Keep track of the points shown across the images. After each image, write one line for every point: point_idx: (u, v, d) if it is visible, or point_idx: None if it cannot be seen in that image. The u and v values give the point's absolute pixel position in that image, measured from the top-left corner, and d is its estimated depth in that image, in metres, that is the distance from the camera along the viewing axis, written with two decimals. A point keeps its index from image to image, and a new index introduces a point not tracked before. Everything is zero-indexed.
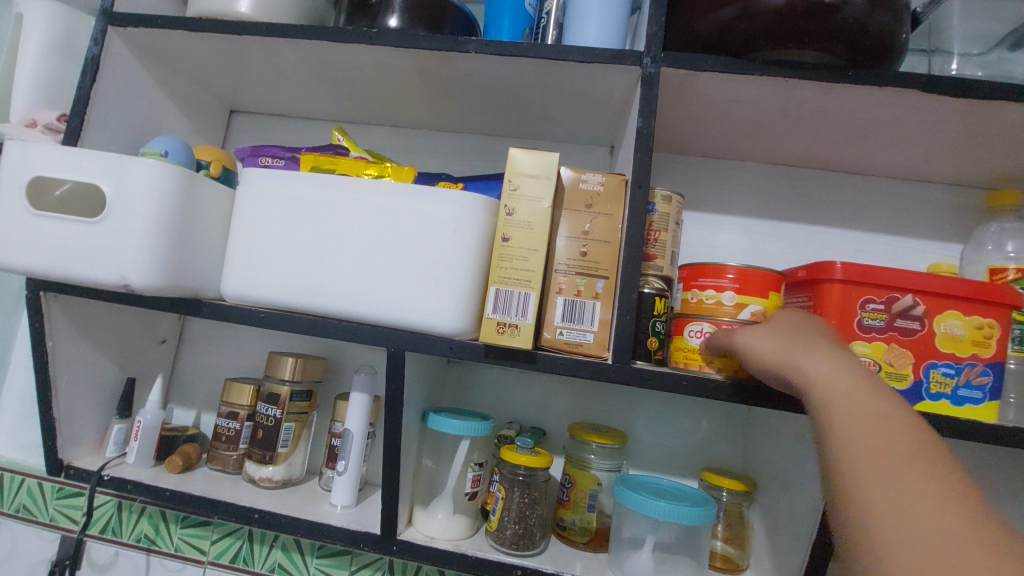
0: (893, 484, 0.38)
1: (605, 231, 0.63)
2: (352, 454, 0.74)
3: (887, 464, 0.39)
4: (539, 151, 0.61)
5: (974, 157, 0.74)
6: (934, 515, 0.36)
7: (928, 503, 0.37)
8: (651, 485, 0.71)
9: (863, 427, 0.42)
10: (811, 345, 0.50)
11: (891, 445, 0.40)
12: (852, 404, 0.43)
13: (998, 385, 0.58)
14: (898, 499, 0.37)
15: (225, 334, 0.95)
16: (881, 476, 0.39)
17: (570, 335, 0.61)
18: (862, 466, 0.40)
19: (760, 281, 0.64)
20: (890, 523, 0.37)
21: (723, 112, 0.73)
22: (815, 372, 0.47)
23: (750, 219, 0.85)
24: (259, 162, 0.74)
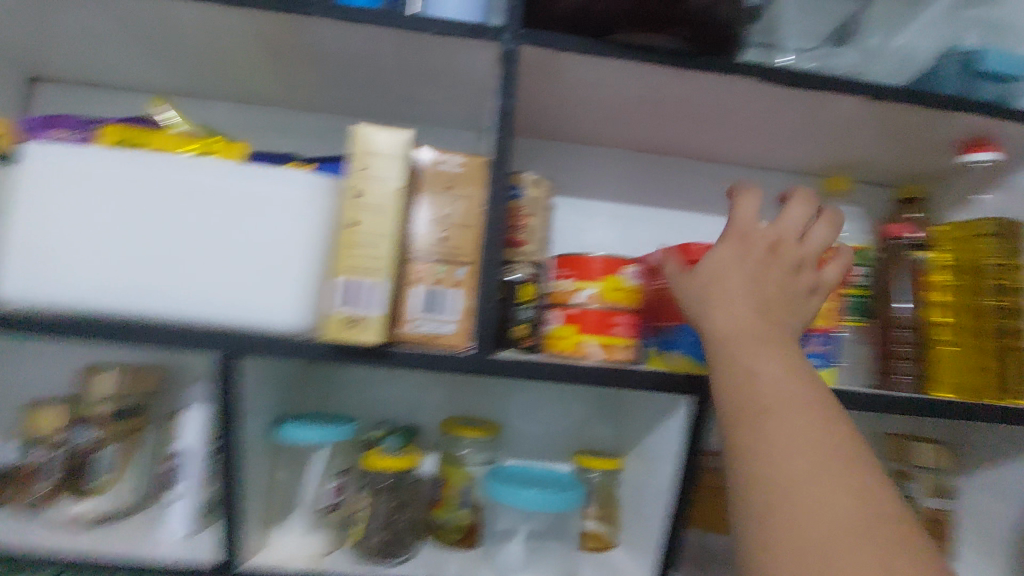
0: (796, 446, 0.40)
1: (466, 215, 0.60)
2: (193, 472, 0.64)
3: (793, 424, 0.41)
4: (389, 128, 0.56)
5: (807, 144, 0.81)
6: (817, 463, 0.39)
7: (829, 469, 0.39)
8: (526, 474, 0.70)
9: (763, 379, 0.44)
10: (724, 291, 0.49)
11: (789, 411, 0.42)
12: (756, 365, 0.45)
13: (833, 354, 0.64)
14: (803, 461, 0.39)
15: (27, 347, 0.78)
16: (780, 426, 0.41)
17: (429, 328, 0.57)
18: (761, 414, 0.42)
19: (595, 266, 0.64)
20: (784, 471, 0.39)
21: (587, 97, 0.73)
22: (723, 323, 0.48)
23: (618, 205, 0.87)
24: (49, 135, 0.61)
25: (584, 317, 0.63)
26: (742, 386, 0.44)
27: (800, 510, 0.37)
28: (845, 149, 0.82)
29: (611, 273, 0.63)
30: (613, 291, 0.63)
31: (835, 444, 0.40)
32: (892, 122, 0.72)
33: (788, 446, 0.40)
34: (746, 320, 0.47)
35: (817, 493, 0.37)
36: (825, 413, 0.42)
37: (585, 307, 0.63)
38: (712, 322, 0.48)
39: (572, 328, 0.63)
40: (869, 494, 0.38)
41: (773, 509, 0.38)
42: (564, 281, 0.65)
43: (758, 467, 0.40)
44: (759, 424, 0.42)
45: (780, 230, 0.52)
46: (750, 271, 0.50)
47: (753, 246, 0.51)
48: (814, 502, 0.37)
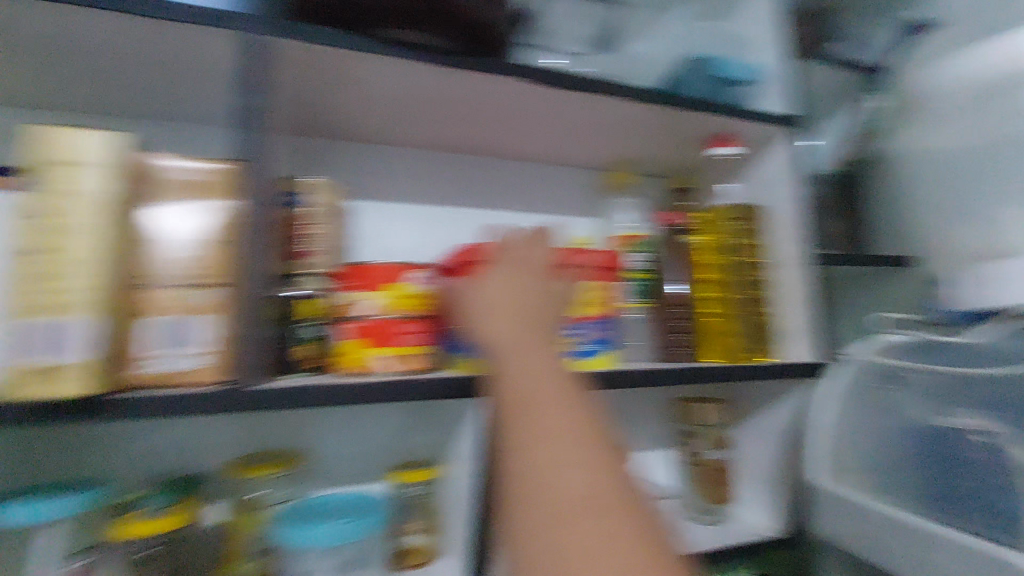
0: (545, 443, 0.40)
1: (213, 228, 0.52)
2: None
3: (545, 422, 0.41)
4: (82, 134, 0.46)
5: (588, 141, 0.87)
6: (564, 457, 0.39)
7: (572, 461, 0.39)
8: (322, 507, 0.67)
9: (520, 381, 0.44)
10: (493, 305, 0.51)
11: (541, 398, 0.43)
12: (518, 360, 0.46)
13: (609, 336, 0.69)
14: (550, 457, 0.40)
15: None
16: (534, 426, 0.41)
17: (166, 365, 0.50)
18: (518, 415, 0.42)
19: (383, 275, 0.61)
20: (536, 471, 0.39)
21: (366, 94, 0.69)
22: (491, 334, 0.49)
23: (420, 205, 0.85)
24: None
25: (370, 330, 0.60)
26: (503, 392, 0.44)
27: (549, 498, 0.38)
28: (621, 145, 0.89)
29: (400, 281, 0.61)
30: (402, 300, 0.61)
31: (582, 423, 0.42)
32: (649, 120, 0.80)
33: (539, 433, 0.41)
34: (509, 329, 0.48)
35: (563, 475, 0.38)
36: (573, 397, 0.44)
37: (367, 319, 0.60)
38: (487, 327, 0.50)
39: (355, 343, 0.60)
40: (607, 468, 0.40)
41: (527, 502, 0.38)
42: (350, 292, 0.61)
43: (515, 462, 0.40)
44: (513, 427, 0.42)
45: (534, 252, 0.59)
46: (515, 282, 0.54)
47: (514, 265, 0.56)
48: (560, 488, 0.38)
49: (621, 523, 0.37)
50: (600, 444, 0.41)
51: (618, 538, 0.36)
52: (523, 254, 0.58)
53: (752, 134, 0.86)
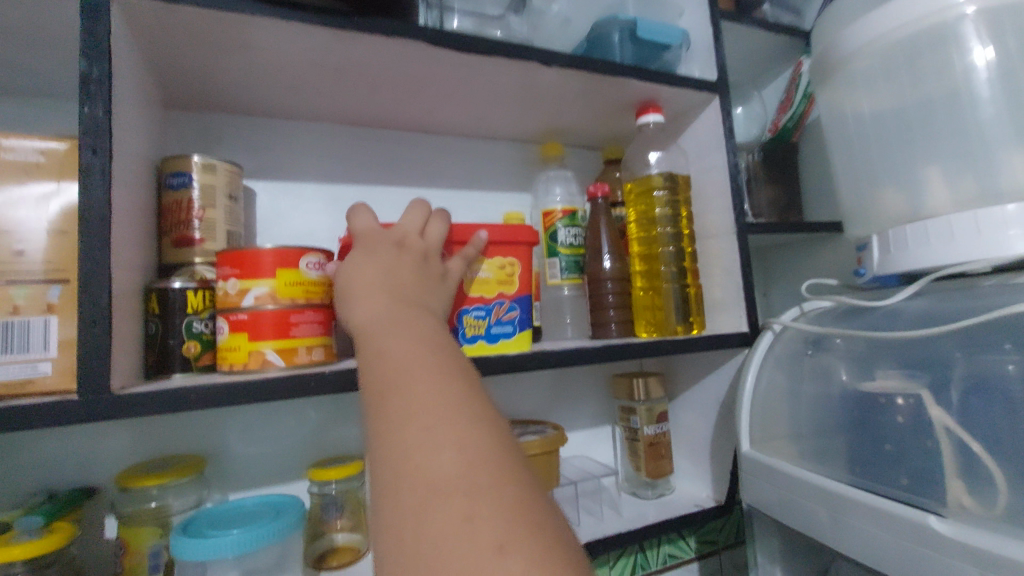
0: (406, 418, 0.35)
1: (55, 217, 0.45)
2: None
3: (408, 397, 0.36)
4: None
5: (511, 111, 0.82)
6: (426, 430, 0.34)
7: (437, 432, 0.33)
8: (229, 515, 0.60)
9: (386, 361, 0.40)
10: (363, 288, 0.48)
11: (409, 379, 0.37)
12: (387, 344, 0.41)
13: (527, 316, 0.65)
14: (410, 430, 0.34)
15: None
16: (397, 404, 0.36)
17: (8, 373, 0.42)
18: (382, 397, 0.37)
19: (262, 260, 0.55)
20: (396, 450, 0.33)
21: (250, 61, 0.62)
22: (361, 319, 0.46)
23: (330, 185, 0.79)
24: None
25: (257, 321, 0.54)
26: (370, 377, 0.40)
27: (408, 487, 0.31)
28: (547, 115, 0.85)
29: (283, 267, 0.56)
30: (287, 288, 0.56)
31: (456, 397, 0.36)
32: (573, 87, 0.75)
33: (402, 416, 0.35)
34: (378, 310, 0.45)
35: (425, 448, 0.32)
36: (450, 372, 0.38)
37: (255, 309, 0.54)
38: (357, 312, 0.46)
39: (243, 336, 0.54)
40: (478, 443, 0.33)
41: (387, 497, 0.32)
42: (227, 281, 0.56)
43: (377, 456, 0.34)
44: (378, 409, 0.37)
45: (404, 233, 0.55)
46: (377, 262, 0.50)
47: (382, 247, 0.53)
48: (420, 471, 0.31)
49: (490, 497, 0.30)
50: (474, 410, 0.35)
51: (482, 514, 0.29)
52: (390, 233, 0.55)
53: (679, 101, 0.83)
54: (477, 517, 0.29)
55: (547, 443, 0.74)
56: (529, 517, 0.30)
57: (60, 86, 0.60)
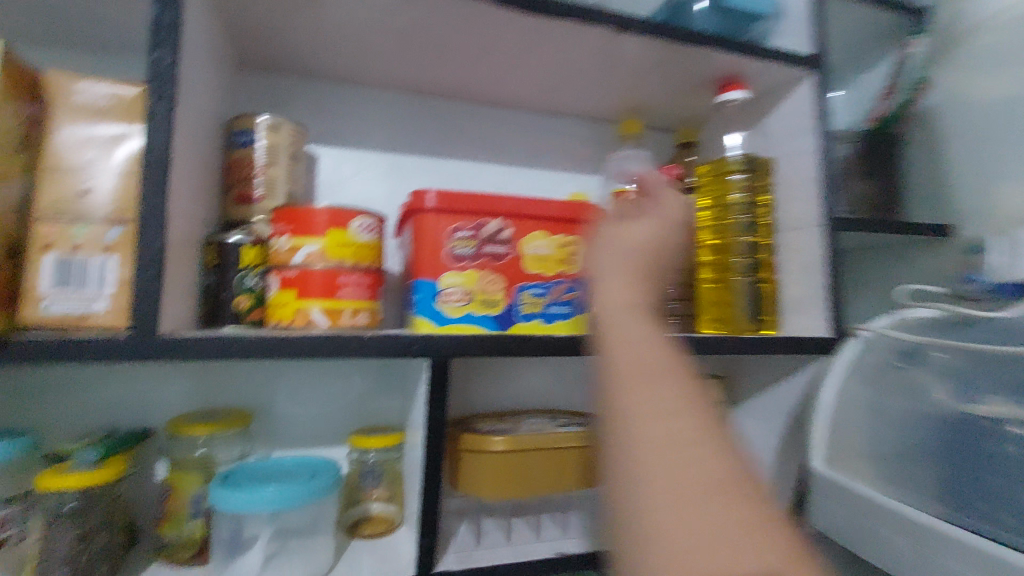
0: (653, 430, 0.36)
1: (119, 159, 0.46)
2: None
3: (650, 405, 0.37)
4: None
5: (581, 84, 0.77)
6: (674, 448, 0.35)
7: (684, 454, 0.35)
8: (268, 471, 0.60)
9: (627, 356, 0.41)
10: (622, 271, 0.51)
11: (649, 392, 0.38)
12: (620, 336, 0.43)
13: (584, 298, 0.60)
14: (657, 445, 0.35)
15: None
16: (638, 407, 0.37)
17: (68, 307, 0.44)
18: (622, 397, 0.39)
19: (314, 218, 0.54)
20: (645, 457, 0.35)
21: (317, 21, 0.61)
22: (605, 304, 0.48)
23: (390, 153, 0.77)
24: None
25: (306, 279, 0.53)
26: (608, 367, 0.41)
27: (666, 509, 0.33)
28: (619, 90, 0.79)
29: (333, 227, 0.55)
30: (337, 248, 0.54)
31: (700, 417, 0.37)
32: (649, 58, 0.70)
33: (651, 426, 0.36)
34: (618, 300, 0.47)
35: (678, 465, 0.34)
36: (694, 391, 0.39)
37: (304, 268, 0.53)
38: (606, 293, 0.49)
39: (291, 293, 0.54)
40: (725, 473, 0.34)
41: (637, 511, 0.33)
42: (279, 239, 0.55)
43: (618, 456, 0.36)
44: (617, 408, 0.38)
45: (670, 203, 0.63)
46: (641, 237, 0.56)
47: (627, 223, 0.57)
48: (683, 492, 0.33)
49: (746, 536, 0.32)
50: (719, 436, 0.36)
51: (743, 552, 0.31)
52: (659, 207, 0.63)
53: (768, 76, 0.75)
54: (740, 558, 0.31)
55: (585, 436, 0.64)
56: (788, 562, 0.31)
57: (142, 42, 0.62)
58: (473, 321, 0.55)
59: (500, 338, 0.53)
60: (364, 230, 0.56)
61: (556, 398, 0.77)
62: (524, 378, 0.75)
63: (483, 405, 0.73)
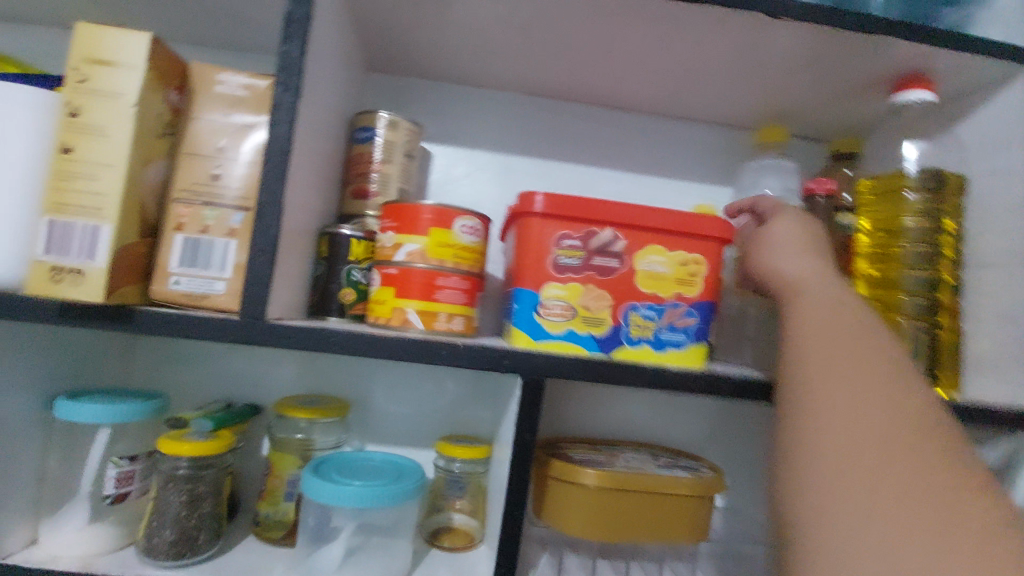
0: (837, 383, 0.39)
1: (248, 149, 0.49)
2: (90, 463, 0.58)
3: (837, 365, 0.40)
4: (117, 31, 0.43)
5: (719, 85, 0.68)
6: (859, 399, 0.37)
7: (867, 404, 0.37)
8: (357, 465, 0.59)
9: (818, 323, 0.44)
10: (800, 250, 0.52)
11: (839, 364, 0.40)
12: (812, 307, 0.46)
13: (703, 328, 0.51)
14: (840, 395, 0.38)
15: None
16: (824, 366, 0.40)
17: (191, 285, 0.46)
18: (808, 358, 0.42)
19: (418, 216, 0.53)
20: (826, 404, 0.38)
21: (440, 18, 0.60)
22: (790, 278, 0.50)
23: (503, 156, 0.75)
24: None
25: (406, 278, 0.52)
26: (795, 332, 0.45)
27: (842, 444, 0.35)
28: (764, 91, 0.69)
29: (436, 226, 0.53)
30: (438, 248, 0.52)
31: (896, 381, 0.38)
32: (806, 51, 0.59)
33: (834, 381, 0.39)
34: (808, 273, 0.49)
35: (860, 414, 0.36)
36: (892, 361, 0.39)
37: (405, 266, 0.52)
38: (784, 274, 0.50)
39: (391, 291, 0.53)
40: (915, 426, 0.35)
41: (806, 456, 0.37)
42: (383, 235, 0.54)
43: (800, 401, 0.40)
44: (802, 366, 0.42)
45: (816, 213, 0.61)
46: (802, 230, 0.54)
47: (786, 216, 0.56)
48: (863, 434, 0.35)
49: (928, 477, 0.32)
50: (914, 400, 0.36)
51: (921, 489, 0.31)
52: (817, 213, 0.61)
53: (967, 74, 0.60)
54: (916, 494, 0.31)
55: (697, 485, 0.55)
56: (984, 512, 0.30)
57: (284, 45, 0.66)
58: (575, 340, 0.50)
59: (600, 366, 0.48)
60: (465, 232, 0.54)
61: (659, 431, 0.69)
62: (624, 405, 0.68)
63: (576, 428, 0.68)
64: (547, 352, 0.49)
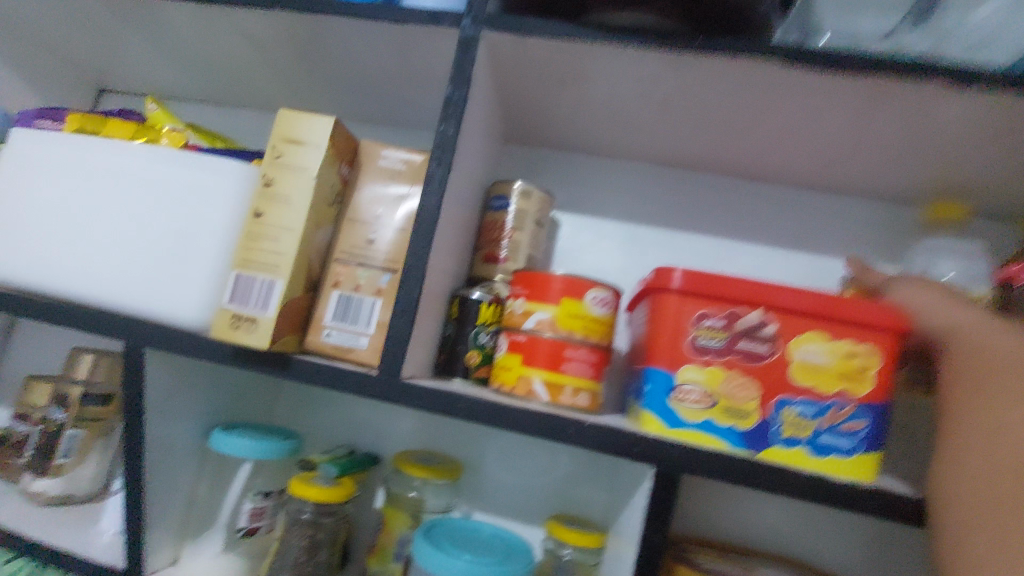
0: (973, 451, 0.38)
1: (401, 217, 0.53)
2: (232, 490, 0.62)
3: (970, 432, 0.39)
4: (308, 115, 0.49)
5: (881, 157, 0.62)
6: (991, 470, 0.37)
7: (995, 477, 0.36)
8: (465, 535, 0.57)
9: (955, 383, 0.42)
10: (924, 309, 0.47)
11: (977, 428, 0.39)
12: (951, 365, 0.43)
13: (874, 434, 0.44)
14: (970, 465, 0.38)
15: (46, 332, 0.83)
16: (962, 432, 0.40)
17: (340, 338, 0.50)
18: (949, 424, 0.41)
19: (549, 284, 0.52)
20: (962, 477, 0.38)
21: (582, 95, 0.63)
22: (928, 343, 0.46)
23: (632, 226, 0.74)
24: (37, 125, 0.63)
25: (534, 346, 0.51)
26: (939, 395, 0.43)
27: (976, 521, 0.36)
28: (942, 165, 0.61)
29: (567, 297, 0.52)
30: (568, 320, 0.52)
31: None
32: (998, 123, 0.52)
33: (967, 449, 0.39)
34: (942, 327, 0.45)
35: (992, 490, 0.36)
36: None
37: (534, 334, 0.52)
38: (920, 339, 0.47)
39: (517, 358, 0.52)
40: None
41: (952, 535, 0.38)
42: (512, 301, 0.55)
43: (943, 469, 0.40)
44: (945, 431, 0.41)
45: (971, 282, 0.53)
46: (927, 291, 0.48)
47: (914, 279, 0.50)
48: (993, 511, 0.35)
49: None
50: None
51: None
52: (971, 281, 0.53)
53: None
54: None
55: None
56: None
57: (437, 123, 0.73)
58: (714, 432, 0.45)
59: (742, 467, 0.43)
60: (595, 304, 0.52)
61: (800, 544, 0.59)
62: (760, 508, 0.60)
63: (698, 528, 0.61)
64: (682, 441, 0.45)
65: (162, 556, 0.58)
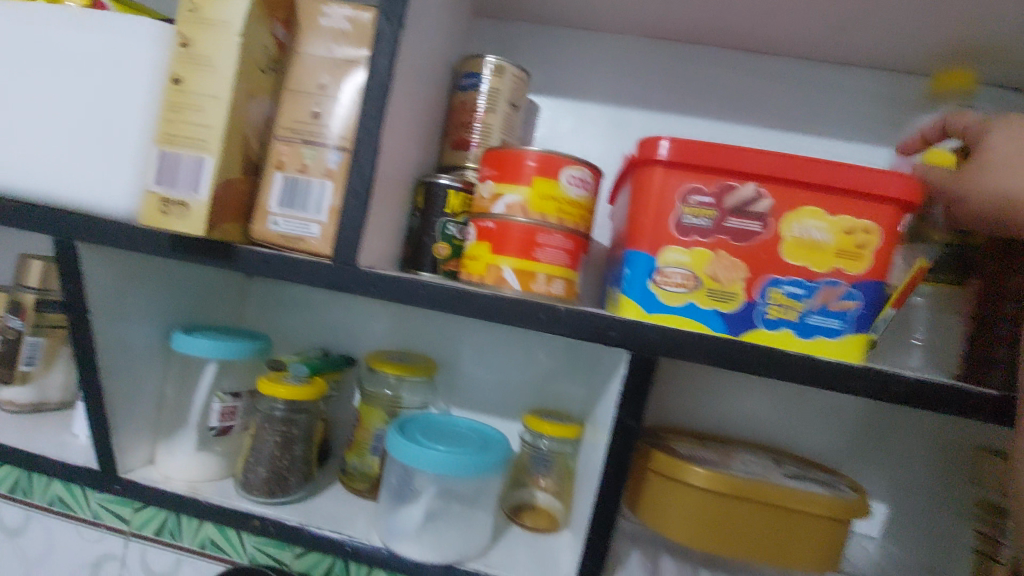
0: None
1: (349, 87, 0.46)
2: (198, 392, 0.60)
3: None
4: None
5: (902, 17, 0.54)
6: None
7: None
8: (442, 429, 0.56)
9: None
10: None
11: None
12: None
13: (865, 313, 0.41)
14: None
15: None
16: None
17: (287, 226, 0.45)
18: None
19: (521, 164, 0.47)
20: None
21: None
22: None
23: (618, 109, 0.67)
24: None
25: (505, 232, 0.47)
26: None
27: None
28: (968, 22, 0.53)
29: (539, 177, 0.47)
30: (542, 202, 0.47)
31: None
32: None
33: None
34: None
35: None
36: None
37: (504, 219, 0.47)
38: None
39: (486, 246, 0.48)
40: None
41: None
42: (482, 185, 0.49)
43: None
44: None
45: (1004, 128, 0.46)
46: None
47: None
48: None
49: None
50: None
51: None
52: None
53: None
54: None
55: (831, 504, 0.46)
56: None
57: None
58: (696, 316, 0.42)
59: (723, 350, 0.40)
60: (570, 184, 0.47)
61: (781, 432, 0.59)
62: (742, 398, 0.60)
63: (677, 418, 0.61)
64: (663, 325, 0.42)
65: (135, 456, 0.58)
